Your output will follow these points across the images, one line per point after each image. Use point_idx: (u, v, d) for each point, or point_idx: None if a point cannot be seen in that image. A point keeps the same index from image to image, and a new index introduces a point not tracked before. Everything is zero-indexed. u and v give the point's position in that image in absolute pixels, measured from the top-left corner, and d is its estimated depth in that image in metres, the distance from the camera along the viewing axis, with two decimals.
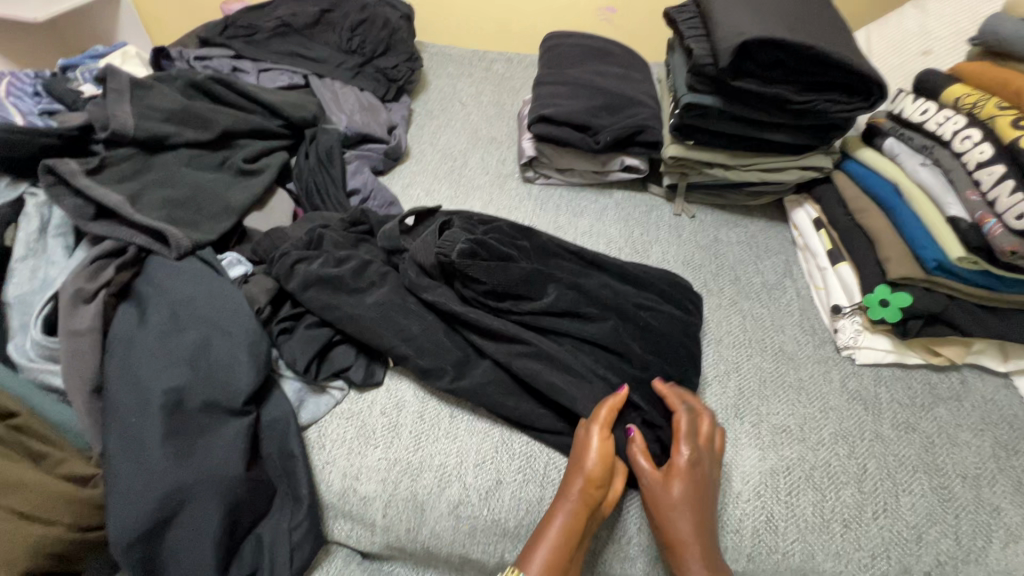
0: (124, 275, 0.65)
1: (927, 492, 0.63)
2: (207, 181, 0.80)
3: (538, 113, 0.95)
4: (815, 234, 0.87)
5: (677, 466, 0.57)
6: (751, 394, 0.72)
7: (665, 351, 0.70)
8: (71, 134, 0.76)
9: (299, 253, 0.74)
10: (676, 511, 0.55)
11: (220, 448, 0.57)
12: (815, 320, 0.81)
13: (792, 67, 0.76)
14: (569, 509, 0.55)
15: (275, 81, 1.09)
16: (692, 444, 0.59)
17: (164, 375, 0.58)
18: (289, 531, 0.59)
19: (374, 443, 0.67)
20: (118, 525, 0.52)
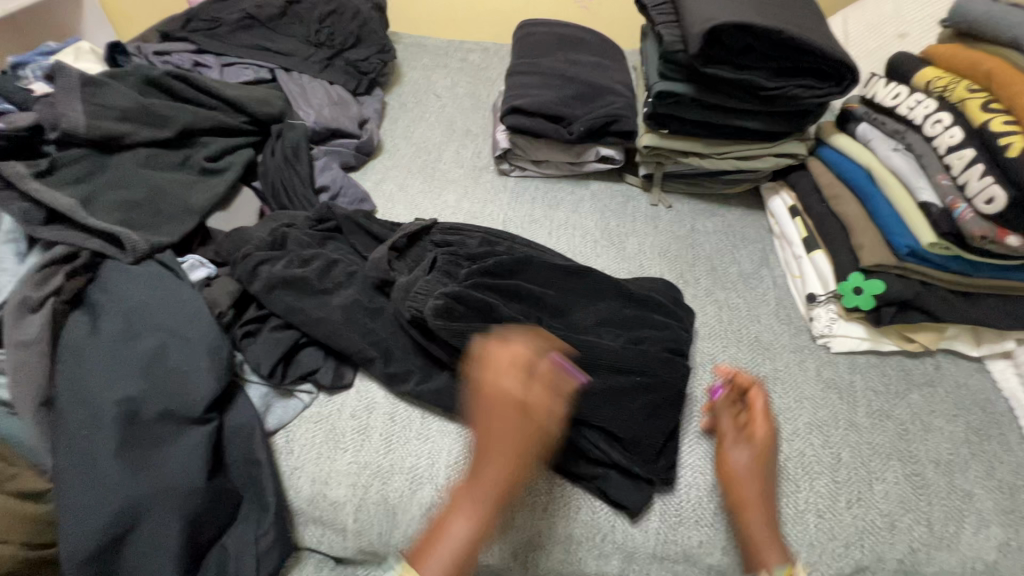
0: (76, 282, 0.63)
1: (901, 479, 0.63)
2: (166, 181, 0.77)
3: (510, 104, 0.93)
4: (790, 221, 0.86)
5: (512, 395, 0.53)
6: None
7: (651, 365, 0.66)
8: (19, 135, 0.73)
9: (262, 254, 0.72)
10: (751, 503, 0.58)
11: (179, 459, 0.55)
12: (791, 308, 0.81)
13: (762, 53, 0.74)
14: (468, 518, 0.52)
15: (240, 76, 1.06)
16: (735, 440, 0.63)
17: (117, 385, 0.56)
18: (256, 539, 0.58)
19: (343, 447, 0.65)
20: (70, 542, 0.50)
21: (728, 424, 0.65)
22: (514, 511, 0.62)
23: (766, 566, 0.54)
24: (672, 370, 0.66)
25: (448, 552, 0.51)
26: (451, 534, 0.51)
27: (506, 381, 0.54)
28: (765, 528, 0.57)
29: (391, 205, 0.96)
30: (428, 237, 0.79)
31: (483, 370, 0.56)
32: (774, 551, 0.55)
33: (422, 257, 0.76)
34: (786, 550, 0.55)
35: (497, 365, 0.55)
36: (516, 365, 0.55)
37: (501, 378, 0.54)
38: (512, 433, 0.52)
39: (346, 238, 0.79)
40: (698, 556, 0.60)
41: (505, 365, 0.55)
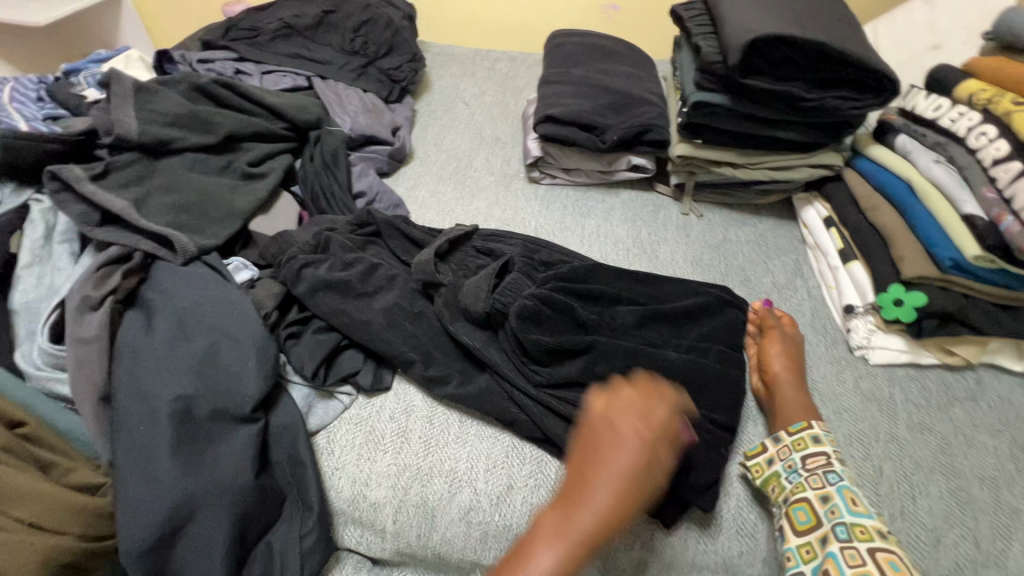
0: (130, 282, 0.65)
1: (945, 494, 0.62)
2: (211, 185, 0.79)
3: (544, 113, 0.95)
4: (826, 232, 0.86)
5: (669, 457, 0.48)
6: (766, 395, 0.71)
7: (692, 375, 0.66)
8: (75, 139, 0.75)
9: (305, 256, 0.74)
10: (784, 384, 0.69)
11: (230, 456, 0.57)
12: (826, 319, 0.81)
13: (803, 64, 0.75)
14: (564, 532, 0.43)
15: (279, 83, 1.08)
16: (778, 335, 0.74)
17: (171, 383, 0.57)
18: (300, 539, 0.59)
19: (383, 449, 0.66)
20: (128, 535, 0.51)
21: (773, 327, 0.76)
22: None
23: (790, 426, 0.65)
24: (711, 378, 0.66)
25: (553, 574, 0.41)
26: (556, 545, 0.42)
27: (622, 422, 0.47)
28: (796, 391, 0.68)
29: (425, 211, 0.97)
30: (470, 243, 0.81)
31: (588, 432, 0.49)
32: (801, 408, 0.66)
33: (467, 262, 0.78)
34: (811, 408, 0.66)
35: (625, 410, 0.49)
36: (635, 411, 0.49)
37: (614, 430, 0.47)
38: (649, 435, 0.47)
39: (386, 242, 0.80)
40: (739, 566, 0.60)
41: (648, 400, 0.50)
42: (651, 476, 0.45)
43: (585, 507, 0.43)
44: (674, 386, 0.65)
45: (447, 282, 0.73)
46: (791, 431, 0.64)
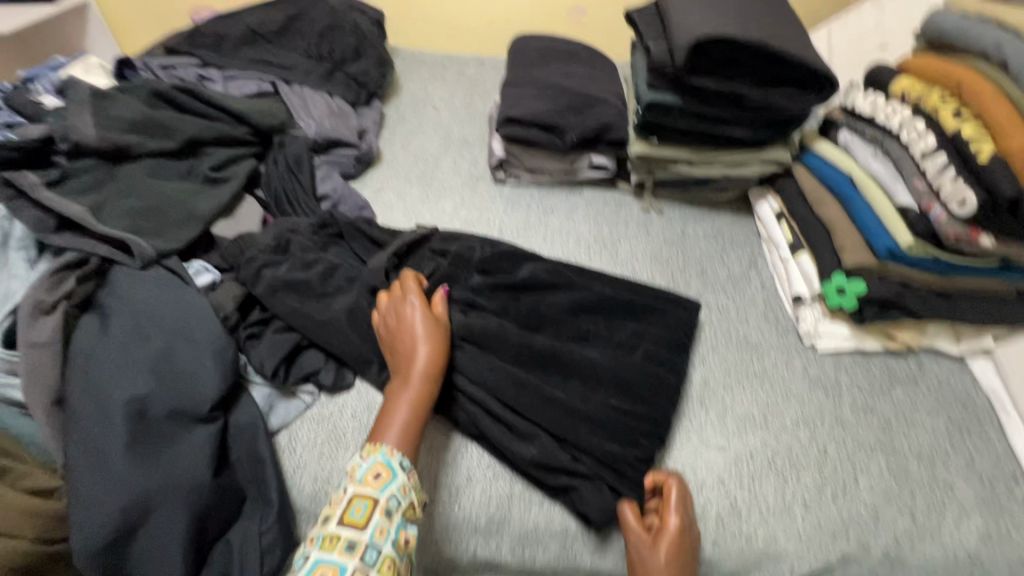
0: (87, 286, 0.65)
1: (885, 472, 0.65)
2: (172, 190, 0.80)
3: (505, 115, 0.97)
4: (777, 226, 0.89)
5: (443, 313, 0.69)
6: (716, 384, 0.74)
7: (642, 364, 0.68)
8: (31, 146, 0.75)
9: (266, 258, 0.75)
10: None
11: (186, 456, 0.57)
12: (779, 309, 0.83)
13: (745, 64, 0.78)
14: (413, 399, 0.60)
15: (244, 88, 1.08)
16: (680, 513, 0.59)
17: (126, 385, 0.58)
18: (259, 535, 0.59)
19: (345, 446, 0.67)
20: (80, 536, 0.52)
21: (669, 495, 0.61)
22: (512, 512, 0.63)
23: None
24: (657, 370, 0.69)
25: (402, 427, 0.58)
26: (400, 415, 0.59)
27: (408, 306, 0.67)
28: None
29: (390, 213, 0.99)
30: (428, 245, 0.81)
31: (387, 326, 0.67)
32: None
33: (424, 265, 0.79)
34: None
35: (395, 312, 0.67)
36: (399, 319, 0.66)
37: (408, 311, 0.66)
38: (434, 326, 0.65)
39: (348, 244, 0.82)
40: None
41: (404, 300, 0.67)
42: (444, 333, 0.66)
43: (418, 382, 0.61)
44: (626, 380, 0.68)
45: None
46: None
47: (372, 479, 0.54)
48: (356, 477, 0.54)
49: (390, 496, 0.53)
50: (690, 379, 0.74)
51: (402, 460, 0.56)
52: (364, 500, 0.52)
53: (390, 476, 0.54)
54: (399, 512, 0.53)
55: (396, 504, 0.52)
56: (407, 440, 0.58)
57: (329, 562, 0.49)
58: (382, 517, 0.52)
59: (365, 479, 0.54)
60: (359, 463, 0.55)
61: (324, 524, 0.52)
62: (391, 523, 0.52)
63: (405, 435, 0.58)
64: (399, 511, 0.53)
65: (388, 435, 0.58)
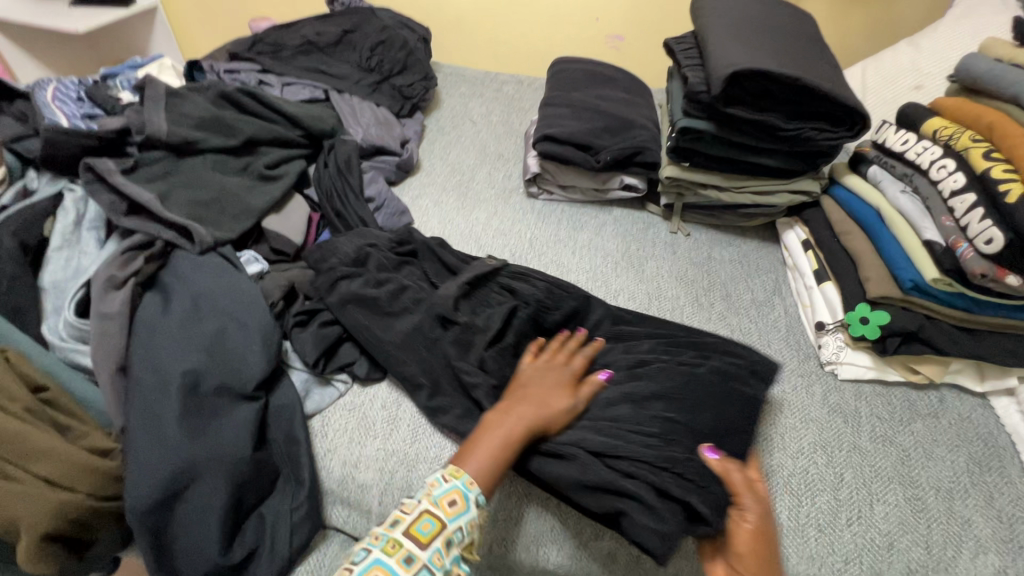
0: (152, 266, 0.71)
1: (901, 502, 0.66)
2: (229, 184, 0.86)
3: (543, 133, 1.01)
4: (803, 254, 0.91)
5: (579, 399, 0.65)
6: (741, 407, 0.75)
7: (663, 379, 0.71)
8: (109, 136, 0.82)
9: (342, 271, 0.78)
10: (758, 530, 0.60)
11: (230, 429, 0.62)
12: (801, 336, 0.85)
13: (779, 97, 0.81)
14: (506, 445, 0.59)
15: (299, 94, 1.15)
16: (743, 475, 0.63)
17: (181, 359, 0.62)
18: (291, 511, 0.63)
19: (374, 434, 0.71)
20: (133, 494, 0.56)
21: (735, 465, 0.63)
22: (544, 532, 0.65)
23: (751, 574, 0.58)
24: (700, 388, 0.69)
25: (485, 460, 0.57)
26: (498, 443, 0.58)
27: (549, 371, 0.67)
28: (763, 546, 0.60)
29: (427, 219, 1.04)
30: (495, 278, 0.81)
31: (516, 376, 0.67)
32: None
33: (488, 298, 0.78)
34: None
35: (547, 364, 0.68)
36: (532, 380, 0.66)
37: (540, 374, 0.66)
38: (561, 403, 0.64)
39: (420, 264, 0.84)
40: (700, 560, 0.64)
41: (543, 364, 0.68)
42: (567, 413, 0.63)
43: (521, 434, 0.60)
44: None
45: (464, 320, 0.73)
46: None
47: (447, 504, 0.54)
48: (432, 494, 0.55)
49: (457, 529, 0.53)
50: None
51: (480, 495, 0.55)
52: (433, 520, 0.53)
53: (463, 508, 0.54)
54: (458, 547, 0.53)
55: (460, 539, 0.53)
56: (494, 471, 0.57)
57: (387, 565, 0.50)
58: (441, 547, 0.52)
59: (441, 501, 0.54)
60: (438, 482, 0.56)
61: (391, 528, 0.53)
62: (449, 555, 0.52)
63: (488, 468, 0.57)
64: (457, 546, 0.53)
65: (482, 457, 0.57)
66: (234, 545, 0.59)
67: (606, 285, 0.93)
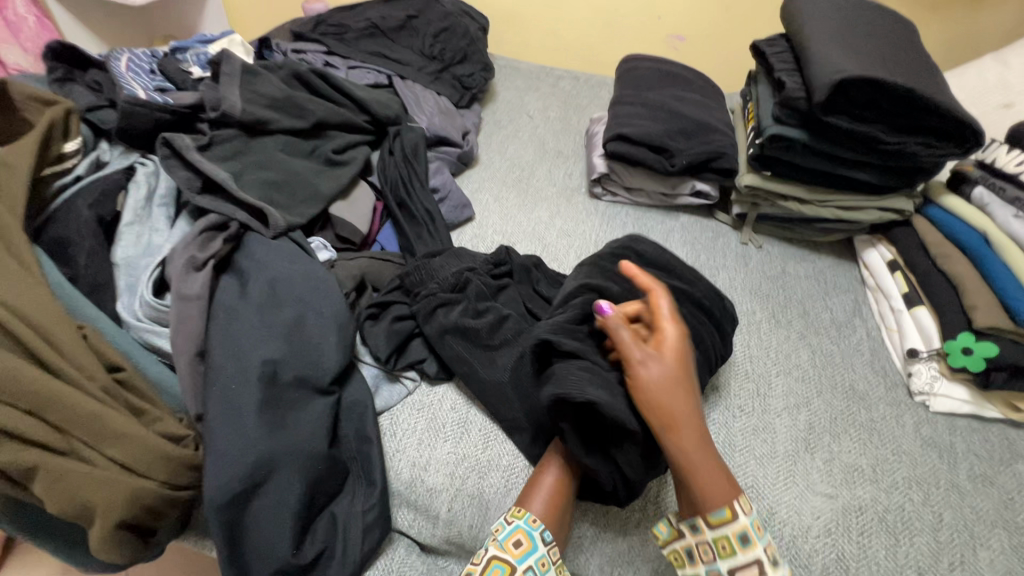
0: (228, 248, 0.69)
1: (1007, 549, 0.61)
2: (300, 167, 0.83)
3: (616, 132, 0.98)
4: (888, 275, 0.87)
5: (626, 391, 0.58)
6: (760, 377, 0.77)
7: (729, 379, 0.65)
8: (183, 111, 0.80)
9: (444, 296, 0.73)
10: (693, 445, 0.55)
11: (307, 423, 0.59)
12: (886, 362, 0.81)
13: (886, 108, 0.77)
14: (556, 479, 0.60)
15: (362, 79, 1.12)
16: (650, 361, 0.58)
17: (261, 347, 0.60)
18: (363, 513, 0.60)
19: (444, 437, 0.68)
20: (212, 486, 0.54)
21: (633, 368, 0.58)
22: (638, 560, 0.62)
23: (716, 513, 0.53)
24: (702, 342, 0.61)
25: (541, 493, 0.59)
26: (548, 482, 0.60)
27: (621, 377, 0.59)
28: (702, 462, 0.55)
29: (488, 214, 1.00)
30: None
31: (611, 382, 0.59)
32: (724, 488, 0.54)
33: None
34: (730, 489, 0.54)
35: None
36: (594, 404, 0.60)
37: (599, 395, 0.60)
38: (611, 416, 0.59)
39: (517, 287, 0.78)
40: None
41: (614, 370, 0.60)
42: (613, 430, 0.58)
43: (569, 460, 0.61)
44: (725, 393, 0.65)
45: None
46: (711, 523, 0.53)
47: (512, 545, 0.55)
48: (497, 540, 0.55)
49: (528, 569, 0.53)
50: (794, 424, 0.72)
51: (544, 532, 0.56)
52: (502, 565, 0.53)
53: (529, 547, 0.55)
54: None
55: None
56: (553, 512, 0.58)
57: None
58: None
59: (506, 543, 0.55)
60: (501, 526, 0.57)
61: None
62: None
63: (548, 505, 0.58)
64: None
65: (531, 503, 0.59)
66: (307, 545, 0.57)
67: None
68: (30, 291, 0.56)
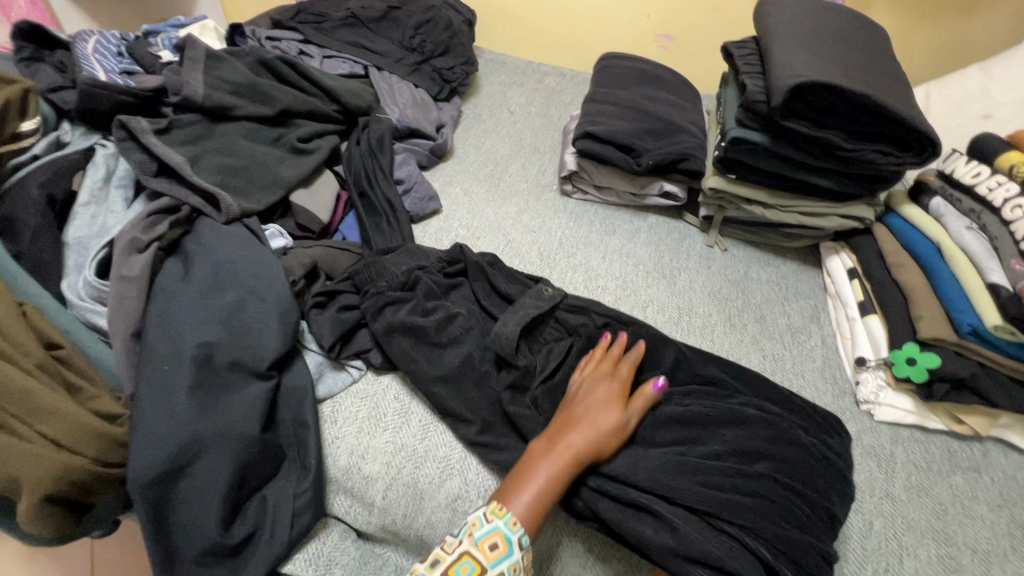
0: (177, 232, 0.69)
1: (934, 560, 0.62)
2: (261, 154, 0.84)
3: (585, 130, 0.97)
4: (847, 282, 0.86)
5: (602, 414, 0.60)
6: None
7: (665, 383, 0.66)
8: (145, 95, 0.80)
9: (393, 295, 0.73)
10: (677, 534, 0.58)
11: (240, 406, 0.60)
12: (837, 369, 0.81)
13: (845, 115, 0.76)
14: (546, 479, 0.55)
15: (339, 68, 1.13)
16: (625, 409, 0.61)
17: (197, 331, 0.61)
18: (293, 496, 0.61)
19: (383, 426, 0.68)
20: (138, 465, 0.55)
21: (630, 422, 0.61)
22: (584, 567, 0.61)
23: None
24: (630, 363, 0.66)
25: (534, 490, 0.54)
26: (539, 483, 0.55)
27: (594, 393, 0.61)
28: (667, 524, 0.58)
29: (456, 208, 1.01)
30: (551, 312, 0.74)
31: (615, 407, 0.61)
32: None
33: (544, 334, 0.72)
34: None
35: (593, 380, 0.63)
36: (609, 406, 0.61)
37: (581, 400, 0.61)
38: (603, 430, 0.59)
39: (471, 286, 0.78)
40: None
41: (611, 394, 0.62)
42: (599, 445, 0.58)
43: (563, 455, 0.56)
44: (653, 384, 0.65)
45: (523, 364, 0.68)
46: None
47: (488, 548, 0.52)
48: (474, 536, 0.52)
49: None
50: None
51: (522, 537, 0.52)
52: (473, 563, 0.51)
53: (505, 552, 0.52)
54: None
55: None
56: (536, 514, 0.54)
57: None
58: None
59: (484, 545, 0.52)
60: (479, 522, 0.53)
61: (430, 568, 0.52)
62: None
63: (535, 511, 0.54)
64: None
65: (515, 503, 0.54)
66: (234, 525, 0.58)
67: (634, 296, 0.89)
68: None
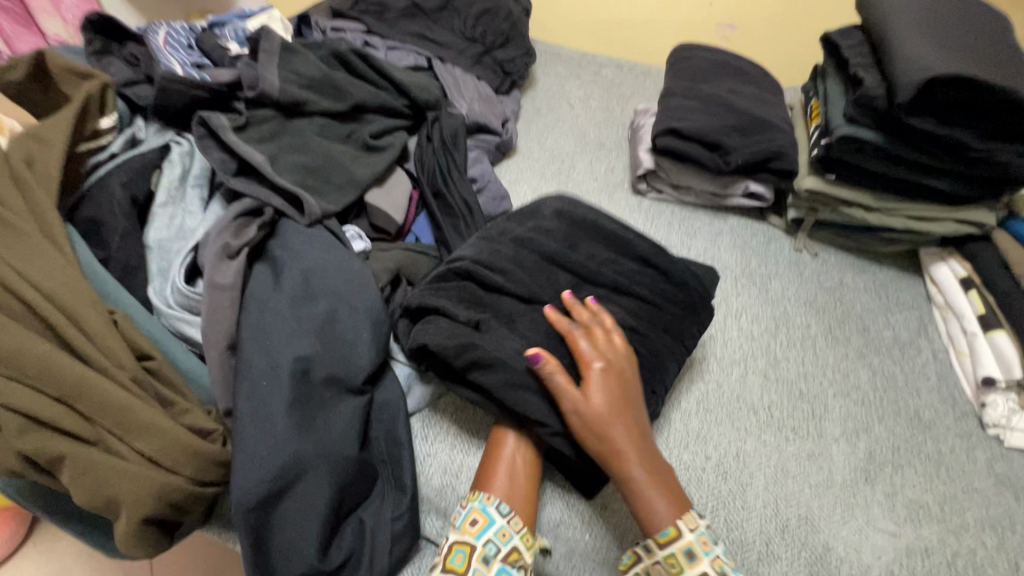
0: (262, 235, 0.66)
1: None
2: (336, 151, 0.79)
3: (668, 125, 0.91)
4: (962, 294, 0.80)
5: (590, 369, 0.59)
6: (816, 399, 0.72)
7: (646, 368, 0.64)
8: (220, 89, 0.77)
9: (475, 291, 0.65)
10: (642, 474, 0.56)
11: (340, 424, 0.56)
12: (955, 389, 0.75)
13: (977, 112, 0.70)
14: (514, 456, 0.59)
15: (401, 60, 1.08)
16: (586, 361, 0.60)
17: (293, 343, 0.57)
18: (393, 520, 0.57)
19: (477, 443, 0.64)
20: (241, 487, 0.51)
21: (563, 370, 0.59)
22: None
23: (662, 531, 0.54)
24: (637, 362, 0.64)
25: (507, 468, 0.58)
26: (507, 460, 0.59)
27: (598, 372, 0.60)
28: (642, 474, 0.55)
29: None
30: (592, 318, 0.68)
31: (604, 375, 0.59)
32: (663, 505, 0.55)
33: None
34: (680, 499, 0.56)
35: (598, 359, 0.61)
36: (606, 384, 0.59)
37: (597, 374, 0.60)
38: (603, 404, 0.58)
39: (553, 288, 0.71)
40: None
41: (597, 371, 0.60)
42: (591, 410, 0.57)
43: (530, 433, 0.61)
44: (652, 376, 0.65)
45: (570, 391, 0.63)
46: (660, 542, 0.54)
47: (470, 525, 0.55)
48: (455, 526, 0.56)
49: (488, 543, 0.54)
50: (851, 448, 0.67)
51: (500, 506, 0.55)
52: (463, 548, 0.54)
53: (487, 523, 0.55)
54: (496, 559, 0.53)
55: (494, 551, 0.53)
56: (511, 489, 0.57)
57: None
58: (480, 564, 0.53)
59: (465, 526, 0.55)
60: (458, 510, 0.57)
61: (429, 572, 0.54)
62: (488, 571, 0.52)
63: (510, 486, 0.57)
64: (497, 558, 0.53)
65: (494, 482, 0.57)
66: (334, 551, 0.55)
67: (725, 303, 0.83)
68: (61, 274, 0.54)
